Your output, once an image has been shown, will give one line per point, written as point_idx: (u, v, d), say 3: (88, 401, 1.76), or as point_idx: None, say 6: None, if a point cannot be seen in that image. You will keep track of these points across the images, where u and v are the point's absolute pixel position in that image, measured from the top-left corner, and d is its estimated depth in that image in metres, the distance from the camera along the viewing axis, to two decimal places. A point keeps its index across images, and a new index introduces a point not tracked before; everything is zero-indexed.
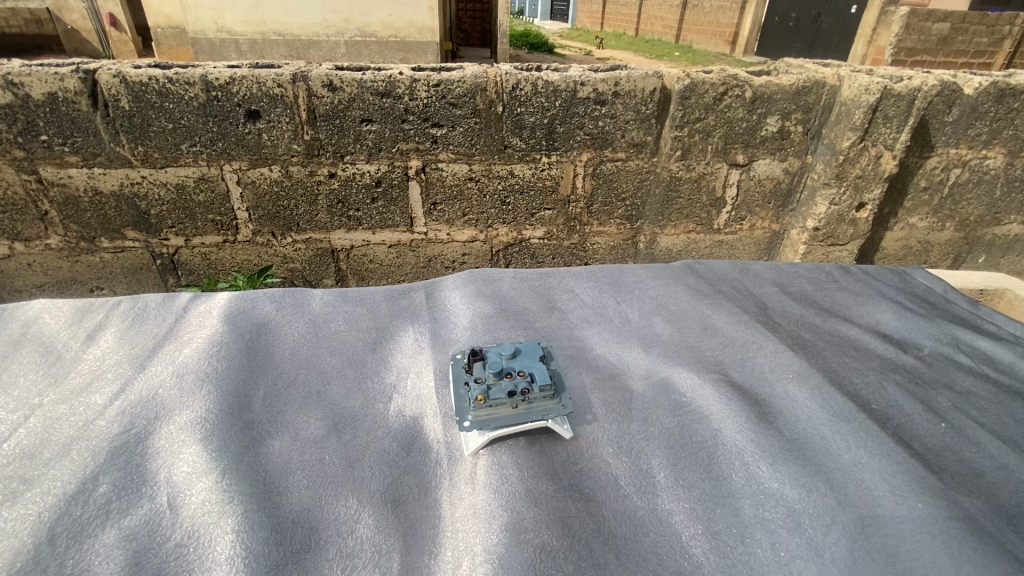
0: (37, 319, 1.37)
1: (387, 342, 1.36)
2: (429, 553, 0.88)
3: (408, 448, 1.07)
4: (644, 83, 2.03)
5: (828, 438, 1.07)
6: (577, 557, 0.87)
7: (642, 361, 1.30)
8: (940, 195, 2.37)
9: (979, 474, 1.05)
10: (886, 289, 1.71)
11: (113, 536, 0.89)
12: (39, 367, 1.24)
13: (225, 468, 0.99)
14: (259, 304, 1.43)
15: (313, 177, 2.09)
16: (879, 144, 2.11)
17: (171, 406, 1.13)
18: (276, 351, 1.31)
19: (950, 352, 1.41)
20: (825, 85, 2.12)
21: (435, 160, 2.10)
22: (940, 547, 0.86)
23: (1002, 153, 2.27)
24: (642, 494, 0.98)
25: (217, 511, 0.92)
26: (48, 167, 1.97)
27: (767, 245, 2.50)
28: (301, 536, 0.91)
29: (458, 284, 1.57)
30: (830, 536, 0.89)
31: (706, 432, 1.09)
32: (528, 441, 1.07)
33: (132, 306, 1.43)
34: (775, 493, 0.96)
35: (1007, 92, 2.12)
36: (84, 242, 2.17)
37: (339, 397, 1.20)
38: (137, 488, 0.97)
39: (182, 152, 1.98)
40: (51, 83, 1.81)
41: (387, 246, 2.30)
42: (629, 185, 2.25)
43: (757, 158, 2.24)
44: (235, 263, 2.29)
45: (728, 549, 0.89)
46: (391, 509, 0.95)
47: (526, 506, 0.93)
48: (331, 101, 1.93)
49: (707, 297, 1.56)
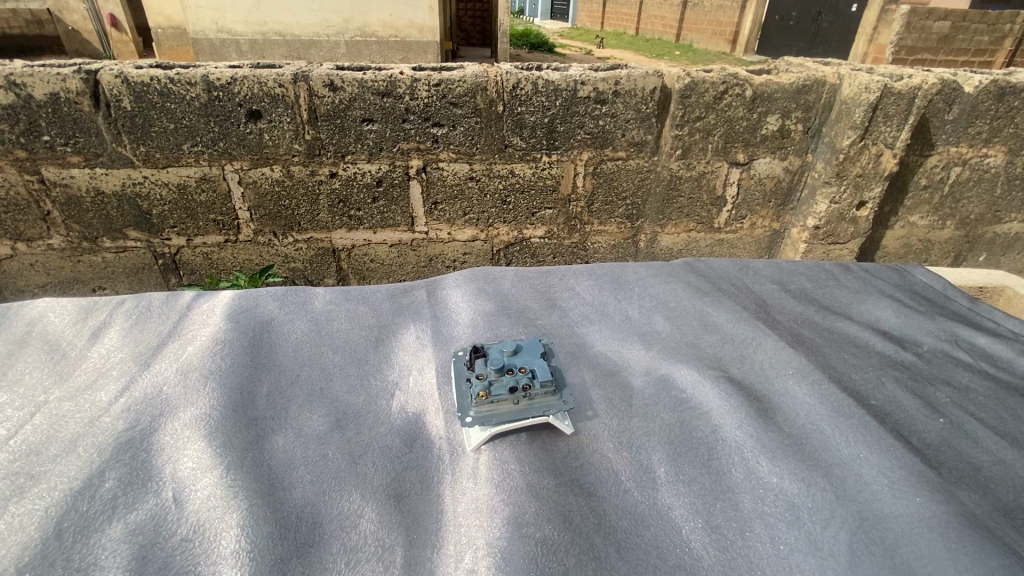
0: (41, 318, 1.38)
1: (389, 340, 1.37)
2: (432, 547, 0.89)
3: (410, 445, 1.08)
4: (644, 83, 2.04)
5: (827, 433, 1.07)
6: (578, 550, 0.87)
7: (642, 358, 1.31)
8: (941, 194, 2.38)
9: (977, 469, 1.06)
10: (885, 286, 1.72)
11: (119, 530, 0.90)
12: (43, 365, 1.25)
13: (230, 463, 1.00)
14: (262, 302, 1.44)
15: (314, 176, 2.10)
16: (879, 143, 2.11)
17: (175, 403, 1.13)
18: (279, 349, 1.32)
19: (949, 349, 1.42)
20: (825, 84, 2.12)
21: (436, 160, 2.11)
22: (938, 540, 0.87)
23: (1002, 152, 2.28)
24: (642, 489, 0.99)
25: (222, 506, 0.93)
26: (50, 168, 1.98)
27: (767, 244, 2.51)
28: (305, 530, 0.92)
29: (459, 282, 1.58)
30: (828, 530, 0.90)
31: (706, 428, 1.10)
32: (529, 437, 1.08)
33: (135, 305, 1.44)
34: (774, 488, 0.97)
35: (1008, 90, 2.12)
36: (86, 242, 2.19)
37: (342, 394, 1.21)
38: (143, 484, 0.98)
39: (184, 152, 1.99)
40: (53, 83, 1.83)
41: (388, 245, 2.31)
42: (630, 184, 2.26)
43: (757, 157, 2.25)
44: (236, 263, 2.30)
45: (728, 543, 0.89)
46: (394, 504, 0.96)
47: (527, 501, 0.94)
48: (332, 101, 1.94)
49: (708, 295, 1.56)
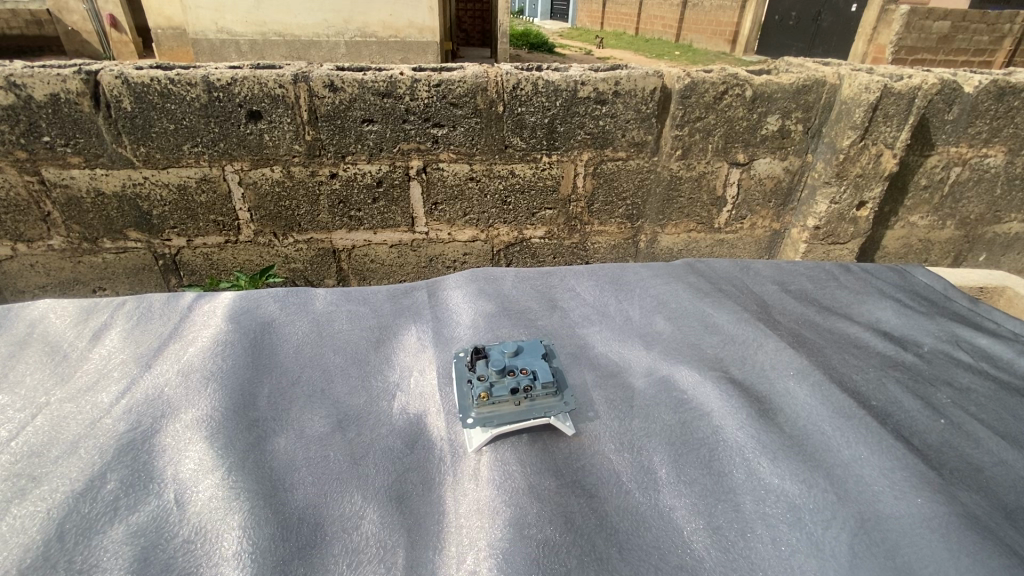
0: (42, 319, 1.38)
1: (390, 341, 1.37)
2: (433, 548, 0.90)
3: (411, 446, 1.08)
4: (644, 83, 2.04)
5: (828, 434, 1.07)
6: (579, 552, 0.88)
7: (643, 359, 1.31)
8: (941, 194, 2.38)
9: (978, 470, 1.06)
10: (885, 286, 1.72)
11: (121, 532, 0.90)
12: (44, 367, 1.25)
13: (232, 465, 1.00)
14: (263, 303, 1.44)
15: (314, 177, 2.10)
16: (879, 143, 2.11)
17: (177, 405, 1.14)
18: (281, 350, 1.32)
19: (950, 350, 1.42)
20: (825, 84, 2.12)
21: (436, 161, 2.11)
22: (939, 541, 0.87)
23: (1002, 152, 2.28)
24: (643, 490, 0.99)
25: (224, 507, 0.93)
26: (51, 169, 1.98)
27: (767, 244, 2.51)
28: (307, 531, 0.92)
29: (459, 283, 1.58)
30: (830, 531, 0.90)
31: (707, 429, 1.10)
32: (531, 438, 1.08)
33: (136, 306, 1.44)
34: (775, 488, 0.97)
35: (1007, 90, 2.12)
36: (86, 243, 2.19)
37: (343, 395, 1.21)
38: (145, 485, 0.98)
39: (184, 153, 2.00)
40: (53, 84, 1.83)
41: (388, 246, 2.31)
42: (630, 185, 2.26)
43: (757, 157, 2.25)
44: (237, 263, 2.30)
45: (729, 544, 0.90)
46: (396, 506, 0.96)
47: (528, 502, 0.94)
48: (332, 101, 1.94)
49: (708, 295, 1.56)
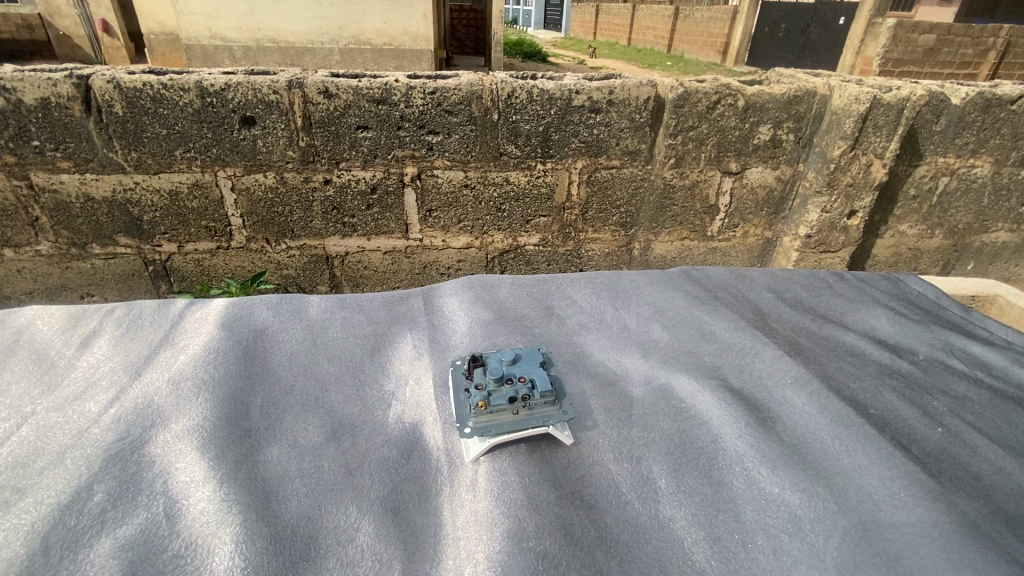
0: (29, 325, 1.36)
1: (386, 349, 1.36)
2: (431, 561, 0.88)
3: (408, 456, 1.07)
4: (638, 92, 2.05)
5: (827, 443, 1.07)
6: (579, 564, 0.86)
7: (642, 367, 1.31)
8: (929, 204, 2.41)
9: (976, 477, 1.06)
10: (879, 294, 1.73)
11: (108, 546, 0.88)
12: (31, 375, 1.23)
13: (223, 477, 0.98)
14: (255, 309, 1.42)
15: (308, 184, 2.08)
16: (869, 153, 2.14)
17: (167, 414, 1.11)
18: (274, 359, 1.30)
19: (944, 357, 1.43)
20: (817, 94, 2.14)
21: (431, 167, 2.11)
22: (940, 551, 0.87)
23: (989, 162, 2.31)
24: (643, 500, 0.98)
25: (216, 521, 0.91)
26: (40, 173, 1.96)
27: (759, 252, 2.52)
28: (301, 545, 0.90)
29: (456, 290, 1.57)
30: (831, 540, 0.89)
31: (706, 438, 1.10)
32: (529, 448, 1.06)
33: (127, 312, 1.41)
34: (775, 498, 0.96)
35: (993, 102, 2.16)
36: (74, 248, 2.15)
37: (338, 404, 1.19)
38: (134, 497, 0.96)
39: (177, 158, 1.97)
40: (43, 88, 1.80)
41: (382, 253, 2.29)
42: (624, 193, 2.27)
43: (750, 166, 2.27)
44: (228, 270, 2.27)
45: (730, 555, 0.89)
46: (392, 517, 0.95)
47: (527, 513, 0.92)
48: (327, 108, 1.93)
49: (705, 303, 1.57)
